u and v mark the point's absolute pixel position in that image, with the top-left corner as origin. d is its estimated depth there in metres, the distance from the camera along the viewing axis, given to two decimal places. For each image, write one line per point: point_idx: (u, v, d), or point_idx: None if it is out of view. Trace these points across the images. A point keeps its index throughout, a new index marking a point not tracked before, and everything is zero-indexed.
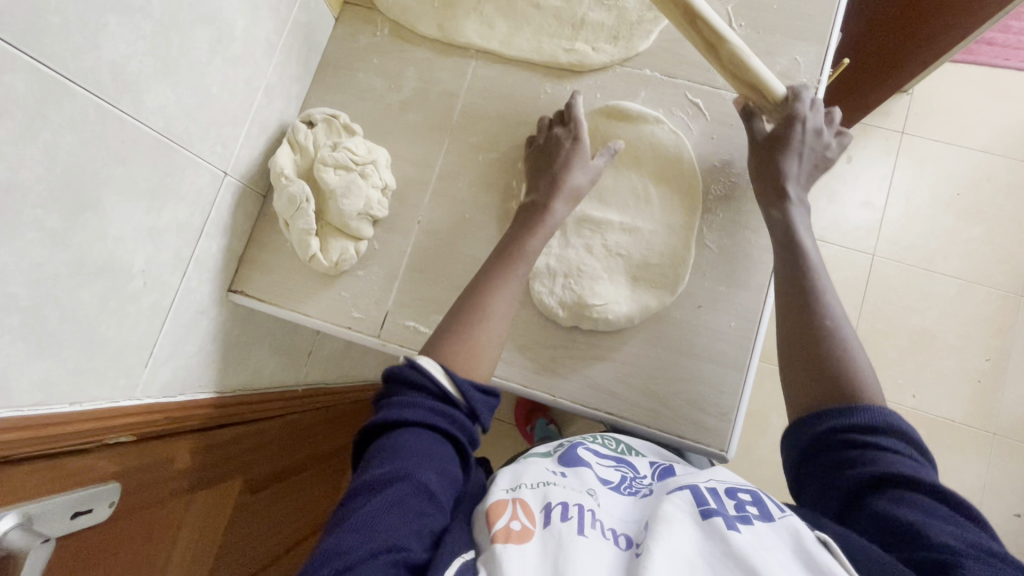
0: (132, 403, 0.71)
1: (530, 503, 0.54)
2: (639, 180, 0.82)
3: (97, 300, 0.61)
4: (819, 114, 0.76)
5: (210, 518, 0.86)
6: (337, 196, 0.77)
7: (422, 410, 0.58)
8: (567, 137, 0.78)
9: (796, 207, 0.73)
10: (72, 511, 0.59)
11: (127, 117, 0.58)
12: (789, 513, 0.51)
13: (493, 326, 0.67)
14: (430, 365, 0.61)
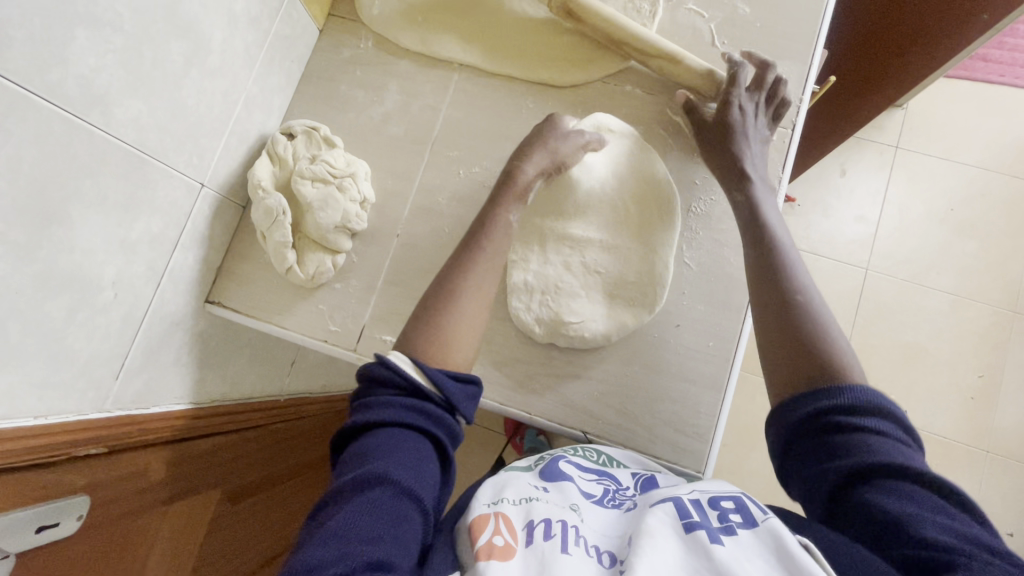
0: (102, 415, 0.70)
1: (513, 518, 0.53)
2: (618, 200, 0.81)
3: (64, 313, 0.61)
4: (756, 92, 0.78)
5: (186, 527, 0.85)
6: (313, 209, 0.76)
7: (397, 409, 0.56)
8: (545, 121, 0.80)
9: (757, 190, 0.74)
10: (36, 525, 0.59)
11: (97, 130, 0.58)
12: (770, 516, 0.50)
13: (467, 299, 0.68)
14: (401, 361, 0.60)
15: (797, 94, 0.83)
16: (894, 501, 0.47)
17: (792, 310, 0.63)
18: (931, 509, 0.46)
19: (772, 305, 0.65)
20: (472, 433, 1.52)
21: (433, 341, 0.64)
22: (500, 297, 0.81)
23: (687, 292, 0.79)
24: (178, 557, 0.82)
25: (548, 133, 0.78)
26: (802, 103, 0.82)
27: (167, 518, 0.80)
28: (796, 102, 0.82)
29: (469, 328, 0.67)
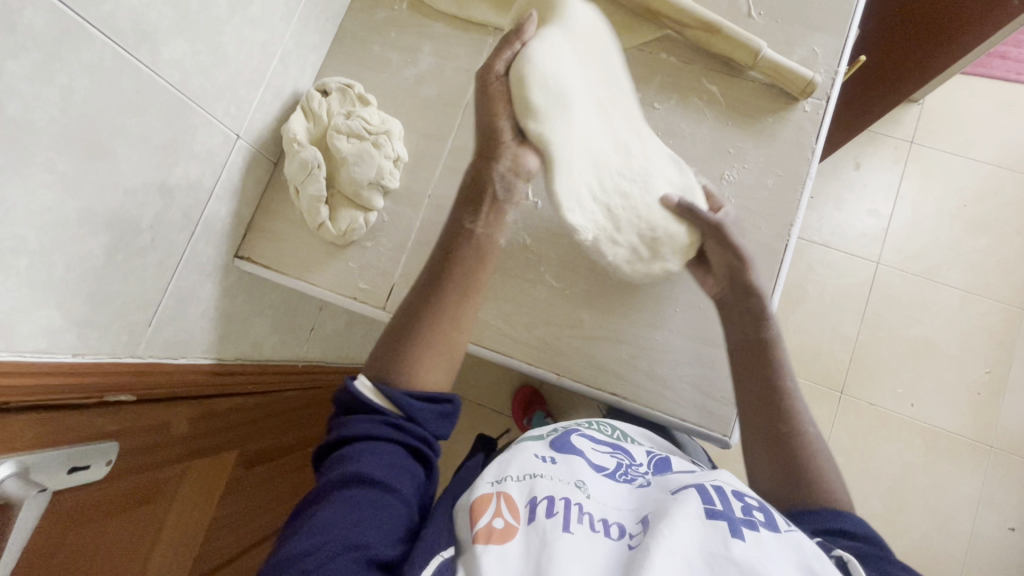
0: (133, 360, 0.70)
1: (514, 497, 0.54)
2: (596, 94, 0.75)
3: (104, 251, 0.61)
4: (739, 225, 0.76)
5: (202, 496, 0.85)
6: (349, 163, 0.77)
7: (367, 423, 0.56)
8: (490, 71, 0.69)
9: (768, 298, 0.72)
10: (69, 465, 0.59)
11: (144, 68, 0.58)
12: (795, 528, 0.51)
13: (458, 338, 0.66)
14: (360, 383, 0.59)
15: (832, 67, 0.83)
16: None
17: (792, 436, 0.64)
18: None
19: (765, 421, 0.66)
20: (482, 413, 1.51)
21: (417, 370, 0.62)
22: (528, 260, 0.81)
23: None
24: (194, 520, 0.84)
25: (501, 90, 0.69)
26: (838, 76, 0.82)
27: (188, 483, 0.82)
28: (831, 74, 0.83)
29: (452, 352, 0.65)
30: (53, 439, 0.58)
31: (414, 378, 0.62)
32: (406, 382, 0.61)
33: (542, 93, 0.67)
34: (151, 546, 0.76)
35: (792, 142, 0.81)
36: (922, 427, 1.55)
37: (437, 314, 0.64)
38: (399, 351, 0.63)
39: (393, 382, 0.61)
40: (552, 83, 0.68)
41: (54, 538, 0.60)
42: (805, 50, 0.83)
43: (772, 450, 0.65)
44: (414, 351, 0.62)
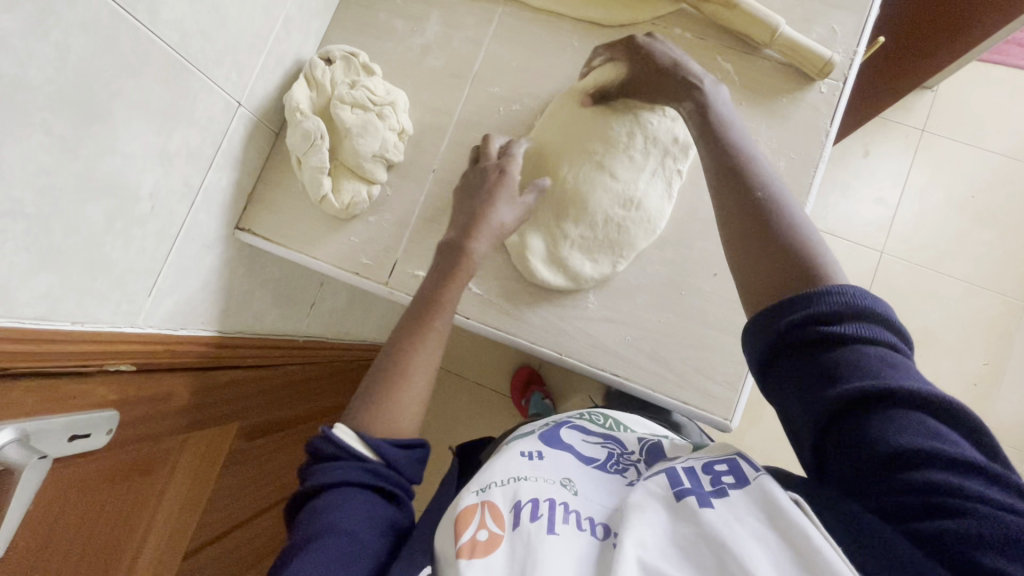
0: (133, 330, 0.69)
1: (499, 505, 0.54)
2: (556, 237, 0.79)
3: (103, 218, 0.59)
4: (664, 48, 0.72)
5: (201, 470, 0.86)
6: (353, 135, 0.75)
7: (342, 471, 0.58)
8: (494, 170, 0.75)
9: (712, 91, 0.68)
10: (70, 433, 0.59)
11: (143, 28, 0.56)
12: (764, 473, 0.50)
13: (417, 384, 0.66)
14: (342, 432, 0.60)
15: (851, 47, 0.80)
16: (897, 433, 0.42)
17: (755, 219, 0.57)
18: (930, 435, 0.42)
19: (738, 212, 0.59)
20: (480, 393, 1.51)
21: (395, 417, 0.63)
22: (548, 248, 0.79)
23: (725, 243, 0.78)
24: (192, 493, 0.85)
25: (495, 188, 0.73)
26: (857, 56, 0.80)
27: (187, 454, 0.82)
28: (849, 54, 0.80)
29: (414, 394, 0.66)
30: (52, 408, 0.58)
31: (391, 425, 0.63)
32: (385, 431, 0.62)
33: (546, 264, 0.77)
34: (148, 520, 0.77)
35: (805, 124, 0.79)
36: None
37: (407, 363, 0.66)
38: (376, 400, 0.64)
39: (370, 429, 0.62)
40: (553, 263, 0.77)
41: (53, 504, 0.61)
42: (823, 28, 0.81)
43: (757, 250, 0.56)
44: (389, 398, 0.64)
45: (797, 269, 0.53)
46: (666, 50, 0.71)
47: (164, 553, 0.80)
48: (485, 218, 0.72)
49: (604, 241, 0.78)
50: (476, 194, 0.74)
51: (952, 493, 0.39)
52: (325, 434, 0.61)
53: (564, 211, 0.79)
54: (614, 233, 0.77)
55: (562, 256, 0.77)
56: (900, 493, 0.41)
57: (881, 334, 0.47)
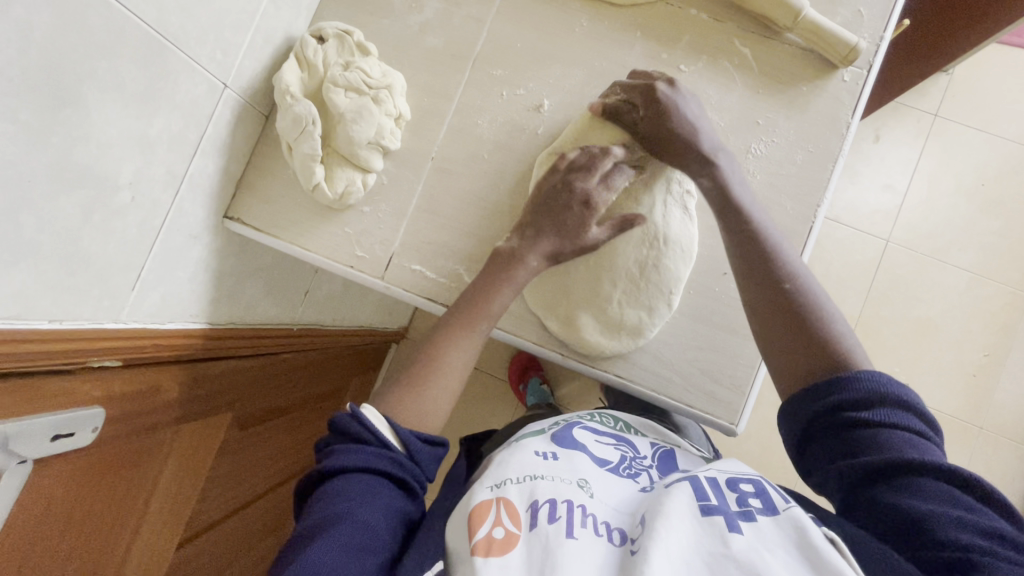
0: (118, 327, 0.66)
1: (515, 503, 0.53)
2: (607, 300, 0.74)
3: (79, 211, 0.56)
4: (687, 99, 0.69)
5: (195, 460, 0.85)
6: (346, 121, 0.70)
7: (367, 455, 0.56)
8: (580, 194, 0.69)
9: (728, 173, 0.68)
10: (52, 433, 0.57)
11: (115, 3, 0.51)
12: (794, 504, 0.49)
13: (448, 386, 0.67)
14: (374, 416, 0.60)
15: (877, 32, 0.75)
16: (917, 497, 0.47)
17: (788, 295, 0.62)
18: (949, 502, 0.46)
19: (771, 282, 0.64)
20: (477, 381, 1.49)
21: (424, 412, 0.64)
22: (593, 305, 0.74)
23: None
24: (187, 485, 0.84)
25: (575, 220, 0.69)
26: (883, 41, 0.75)
27: (179, 444, 0.81)
28: (875, 40, 0.75)
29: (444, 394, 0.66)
30: (28, 411, 0.55)
31: (418, 420, 0.64)
32: (411, 422, 0.63)
33: (596, 331, 0.73)
34: (140, 516, 0.76)
35: (825, 115, 0.75)
36: None
37: (444, 362, 0.67)
38: (406, 389, 0.65)
39: (397, 417, 0.62)
40: (609, 333, 0.73)
41: (39, 507, 0.59)
42: (849, 10, 0.76)
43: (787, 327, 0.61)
44: (419, 390, 0.65)
45: (818, 347, 0.59)
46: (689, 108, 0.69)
47: (158, 544, 0.79)
48: (550, 241, 0.70)
49: (650, 287, 0.73)
50: (554, 214, 0.70)
51: (974, 549, 0.42)
52: (355, 414, 0.59)
53: (596, 272, 0.74)
54: (655, 275, 0.73)
55: (614, 321, 0.73)
56: (930, 546, 0.44)
57: (907, 416, 0.53)
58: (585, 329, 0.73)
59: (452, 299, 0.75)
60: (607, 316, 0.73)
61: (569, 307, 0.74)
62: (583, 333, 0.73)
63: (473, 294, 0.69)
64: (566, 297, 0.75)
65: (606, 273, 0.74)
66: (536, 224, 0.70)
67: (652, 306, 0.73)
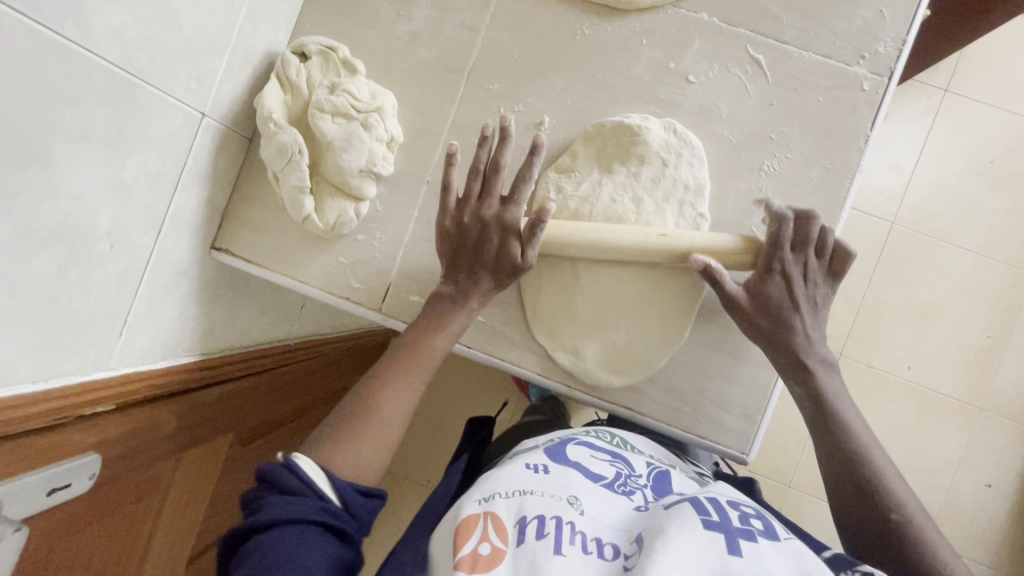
0: (107, 374, 0.64)
1: (503, 518, 0.51)
2: (617, 333, 0.71)
3: (53, 269, 0.52)
4: (810, 266, 0.64)
5: (200, 480, 0.85)
6: (336, 149, 0.66)
7: (302, 507, 0.51)
8: (496, 222, 0.65)
9: (821, 374, 0.65)
10: (48, 487, 0.55)
11: (73, 45, 0.46)
12: (793, 537, 0.50)
13: (385, 432, 0.61)
14: (307, 464, 0.54)
15: (900, 34, 0.70)
16: None
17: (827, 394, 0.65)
18: None
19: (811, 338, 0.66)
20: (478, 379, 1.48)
21: (360, 460, 0.58)
22: (595, 330, 0.71)
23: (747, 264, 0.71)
24: (190, 505, 0.84)
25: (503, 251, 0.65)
26: (906, 45, 0.70)
27: (181, 470, 0.80)
28: (898, 43, 0.70)
29: (380, 441, 0.60)
30: (20, 469, 0.53)
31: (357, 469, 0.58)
32: (348, 473, 0.57)
33: (601, 360, 0.71)
34: (145, 543, 0.76)
35: (844, 128, 0.71)
36: (914, 388, 1.54)
37: (383, 399, 0.62)
38: (343, 438, 0.58)
39: (335, 464, 0.56)
40: (615, 364, 0.71)
41: (38, 561, 0.58)
42: (870, 11, 0.71)
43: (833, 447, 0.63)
44: (359, 434, 0.59)
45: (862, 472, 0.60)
46: (795, 301, 0.64)
47: (165, 565, 0.81)
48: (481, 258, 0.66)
49: (660, 306, 0.70)
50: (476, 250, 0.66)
51: None
52: (287, 464, 0.54)
53: (607, 309, 0.71)
54: (665, 296, 0.70)
55: (620, 350, 0.71)
56: None
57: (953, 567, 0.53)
58: (592, 356, 0.71)
59: None
60: (610, 348, 0.71)
61: (575, 336, 0.72)
62: (592, 359, 0.71)
63: (412, 337, 0.66)
64: (570, 329, 0.72)
65: (614, 299, 0.71)
66: (460, 256, 0.67)
67: (661, 335, 0.70)
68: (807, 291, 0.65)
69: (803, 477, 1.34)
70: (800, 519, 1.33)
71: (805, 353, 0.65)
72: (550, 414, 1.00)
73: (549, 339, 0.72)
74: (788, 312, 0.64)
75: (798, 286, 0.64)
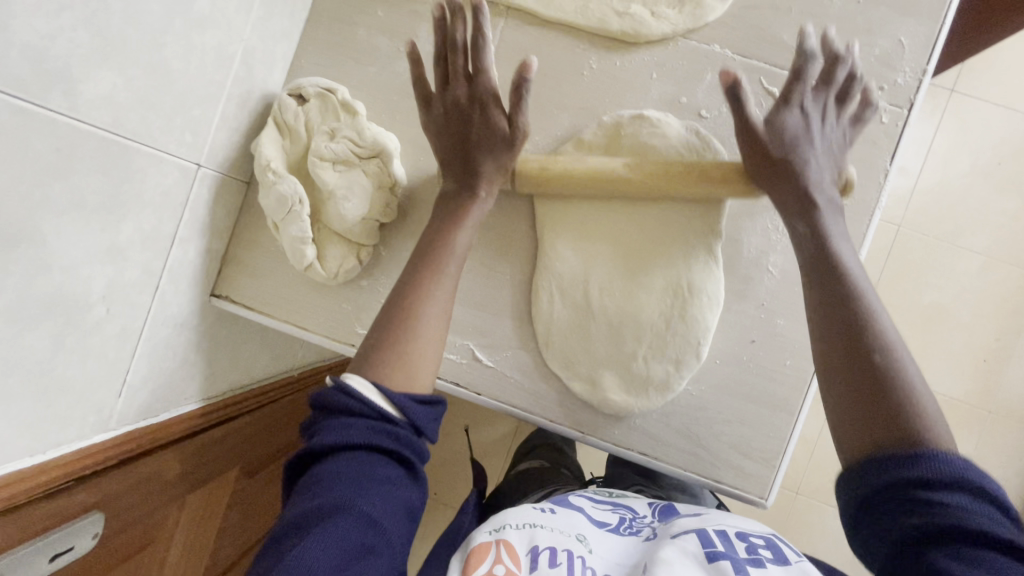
0: (108, 436, 0.62)
1: (515, 545, 0.50)
2: (636, 357, 0.69)
3: (48, 343, 0.50)
4: (829, 97, 0.62)
5: (204, 521, 0.83)
6: (336, 197, 0.64)
7: (361, 431, 0.51)
8: (472, 99, 0.64)
9: (828, 214, 0.61)
10: (50, 554, 0.54)
11: (61, 117, 0.44)
12: (804, 559, 0.49)
13: (426, 341, 0.60)
14: (360, 386, 0.53)
15: (920, 63, 0.68)
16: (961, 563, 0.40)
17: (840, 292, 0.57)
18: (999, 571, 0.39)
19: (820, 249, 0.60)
20: None
21: (408, 372, 0.57)
22: (613, 357, 0.69)
23: (764, 303, 0.69)
24: (196, 545, 0.83)
25: (487, 130, 0.64)
26: (927, 76, 0.67)
27: (187, 512, 0.78)
28: (918, 73, 0.68)
29: (424, 351, 0.59)
30: (17, 541, 0.52)
31: (406, 380, 0.57)
32: (400, 385, 0.56)
33: (619, 391, 0.69)
34: None
35: (862, 162, 0.68)
36: None
37: (419, 309, 0.60)
38: (385, 355, 0.57)
39: (387, 382, 0.56)
40: (633, 397, 0.69)
41: None
42: (888, 40, 0.68)
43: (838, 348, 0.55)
44: (403, 351, 0.58)
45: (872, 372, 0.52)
46: (808, 135, 0.61)
47: None
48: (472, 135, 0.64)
49: (676, 338, 0.68)
50: (461, 131, 0.65)
51: None
52: (341, 386, 0.53)
53: (626, 328, 0.69)
54: (680, 334, 0.68)
55: (641, 376, 0.69)
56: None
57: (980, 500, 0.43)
58: (615, 392, 0.69)
59: (462, 376, 0.71)
60: (619, 379, 0.69)
61: (591, 369, 0.70)
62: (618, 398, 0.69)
63: (432, 236, 0.64)
64: (585, 363, 0.70)
65: (628, 333, 0.69)
66: (449, 137, 0.65)
67: (679, 360, 0.68)
68: (824, 126, 0.62)
69: (811, 486, 1.30)
70: (808, 532, 1.28)
71: (818, 190, 0.61)
72: (548, 456, 0.98)
73: (569, 371, 0.70)
74: (802, 145, 0.61)
75: (816, 120, 0.62)
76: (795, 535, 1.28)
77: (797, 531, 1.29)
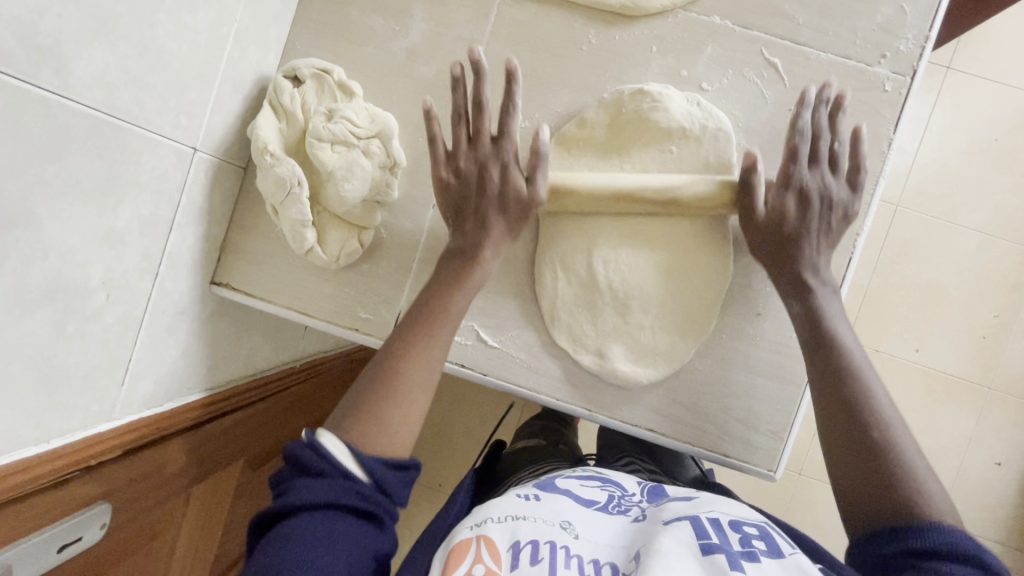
0: (111, 427, 0.61)
1: (496, 541, 0.49)
2: (644, 328, 0.69)
3: (49, 329, 0.49)
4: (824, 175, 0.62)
5: (213, 509, 0.84)
6: (336, 179, 0.63)
7: (330, 489, 0.49)
8: (494, 159, 0.63)
9: (820, 289, 0.62)
10: (59, 543, 0.54)
11: (53, 96, 0.43)
12: (798, 551, 0.49)
13: (410, 403, 0.57)
14: (331, 443, 0.51)
15: (922, 30, 0.67)
16: None
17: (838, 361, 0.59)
18: None
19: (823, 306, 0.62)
20: None
21: (386, 432, 0.54)
22: (621, 328, 0.69)
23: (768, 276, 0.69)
24: (207, 532, 0.84)
25: (495, 196, 0.63)
26: (930, 42, 0.66)
27: (194, 502, 0.78)
28: (920, 40, 0.67)
29: (407, 411, 0.56)
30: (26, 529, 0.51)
31: (382, 440, 0.54)
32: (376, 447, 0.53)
33: (629, 362, 0.69)
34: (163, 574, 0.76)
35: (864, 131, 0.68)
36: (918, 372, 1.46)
37: (404, 367, 0.58)
38: (364, 412, 0.55)
39: (363, 444, 0.53)
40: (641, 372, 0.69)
41: None
42: (890, 7, 0.67)
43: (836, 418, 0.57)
44: (384, 410, 0.55)
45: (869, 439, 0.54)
46: (805, 217, 0.62)
47: None
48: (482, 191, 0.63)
49: (681, 306, 0.69)
50: (470, 194, 0.64)
51: None
52: (312, 443, 0.52)
53: (634, 298, 0.69)
54: (682, 305, 0.69)
55: (647, 346, 0.69)
56: None
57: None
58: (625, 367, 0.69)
59: (466, 357, 0.71)
60: (632, 356, 0.69)
61: (599, 342, 0.69)
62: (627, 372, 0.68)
63: (429, 293, 0.63)
64: (593, 337, 0.69)
65: (634, 306, 0.69)
66: (457, 202, 0.65)
67: (683, 329, 0.69)
68: (823, 212, 0.62)
69: (814, 462, 1.30)
70: (812, 510, 1.29)
71: (808, 270, 0.62)
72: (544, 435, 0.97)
73: (578, 347, 0.70)
74: (798, 223, 0.62)
75: (816, 199, 0.62)
76: (799, 514, 1.28)
77: (800, 509, 1.29)
